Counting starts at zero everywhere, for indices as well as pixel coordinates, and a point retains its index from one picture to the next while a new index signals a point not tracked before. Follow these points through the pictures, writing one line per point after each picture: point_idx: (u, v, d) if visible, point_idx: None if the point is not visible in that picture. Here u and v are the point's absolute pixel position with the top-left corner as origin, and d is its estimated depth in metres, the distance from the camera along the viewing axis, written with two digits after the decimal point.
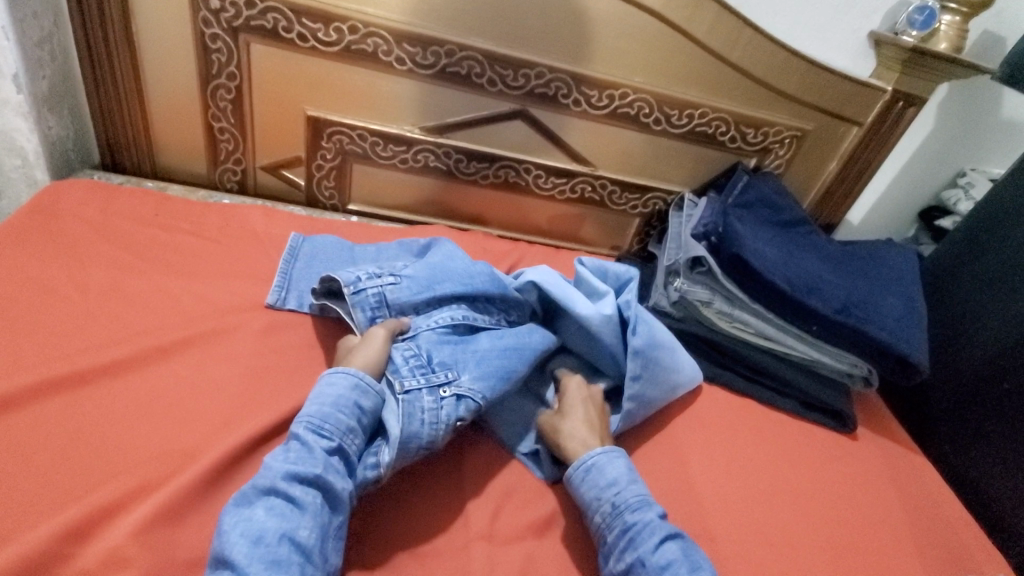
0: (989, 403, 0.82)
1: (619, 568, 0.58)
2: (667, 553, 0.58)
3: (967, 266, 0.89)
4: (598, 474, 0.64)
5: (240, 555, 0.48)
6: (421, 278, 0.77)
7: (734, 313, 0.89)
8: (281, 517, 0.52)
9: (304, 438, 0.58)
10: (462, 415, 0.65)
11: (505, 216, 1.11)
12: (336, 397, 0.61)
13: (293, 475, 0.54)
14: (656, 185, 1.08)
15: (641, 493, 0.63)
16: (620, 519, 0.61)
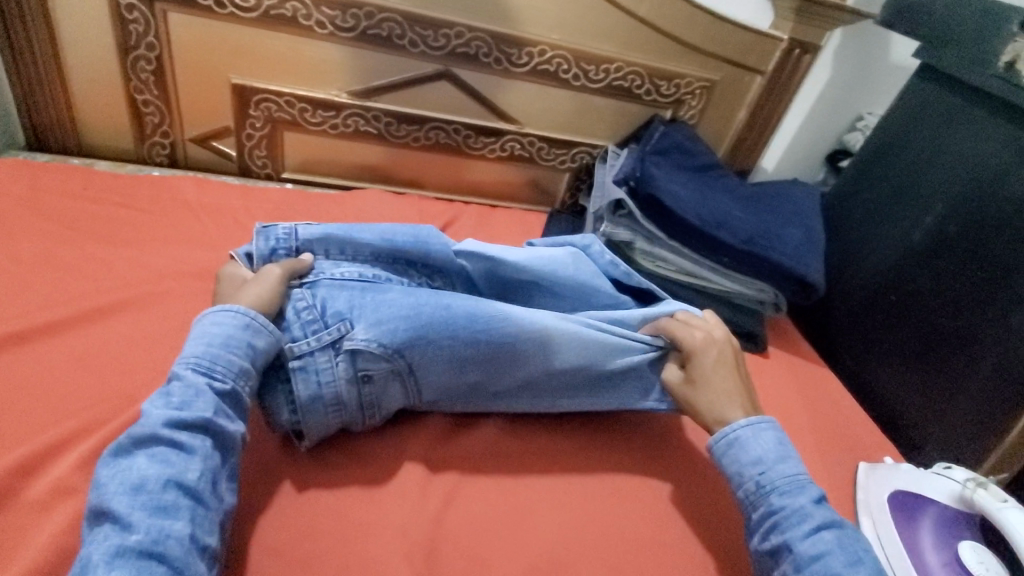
0: (876, 312, 0.92)
1: (765, 547, 0.57)
2: (821, 542, 0.54)
3: (858, 195, 0.98)
4: (743, 450, 0.62)
5: (120, 505, 0.47)
6: (341, 224, 0.72)
7: (653, 251, 0.97)
8: (165, 463, 0.50)
9: (187, 378, 0.54)
10: (363, 368, 0.62)
11: (440, 179, 1.15)
12: (217, 339, 0.57)
13: (175, 422, 0.51)
14: (581, 140, 1.13)
15: (792, 474, 0.59)
16: (767, 499, 0.58)
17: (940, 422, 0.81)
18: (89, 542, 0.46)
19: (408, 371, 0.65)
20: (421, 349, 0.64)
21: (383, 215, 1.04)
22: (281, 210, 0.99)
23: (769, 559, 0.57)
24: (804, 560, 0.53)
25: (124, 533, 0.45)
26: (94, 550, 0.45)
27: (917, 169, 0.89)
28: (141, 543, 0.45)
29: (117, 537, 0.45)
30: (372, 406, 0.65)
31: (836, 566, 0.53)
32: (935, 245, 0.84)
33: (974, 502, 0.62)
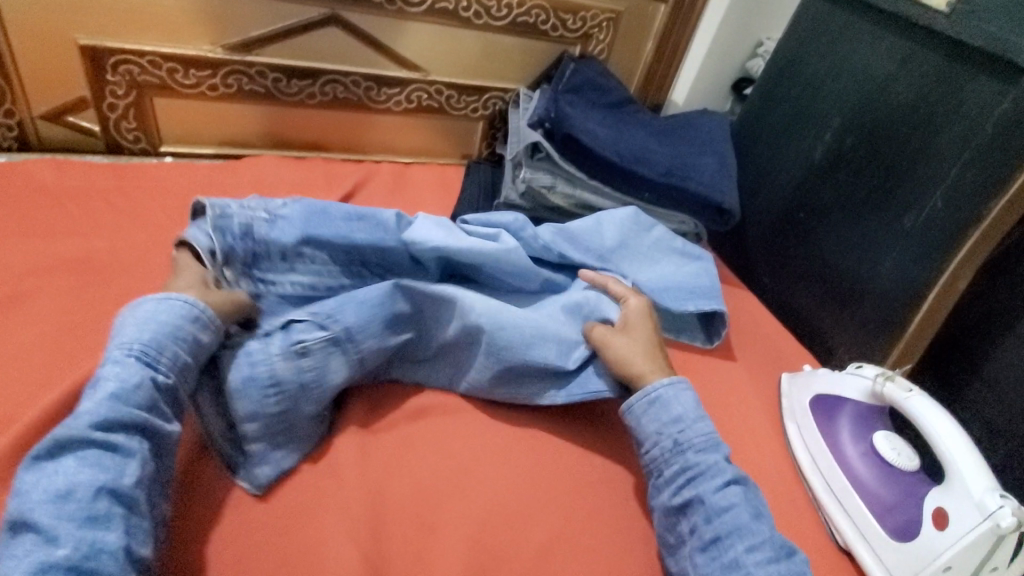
0: (787, 231, 0.96)
1: (675, 502, 0.57)
2: (730, 495, 0.55)
3: (762, 120, 1.01)
4: (664, 409, 0.61)
5: (42, 514, 0.42)
6: (298, 222, 0.67)
7: (576, 193, 0.95)
8: (94, 468, 0.45)
9: (129, 371, 0.50)
10: (297, 338, 0.60)
11: (346, 139, 1.06)
12: (158, 325, 0.53)
13: (107, 424, 0.47)
14: (492, 83, 1.08)
15: (710, 432, 0.60)
16: (681, 457, 0.59)
17: (849, 325, 0.87)
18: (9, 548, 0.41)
19: (347, 339, 0.62)
20: (354, 310, 0.64)
21: (285, 183, 0.95)
22: (166, 189, 0.88)
23: (676, 513, 0.57)
24: (715, 511, 0.55)
25: (51, 547, 0.41)
26: (19, 561, 0.40)
27: (812, 88, 0.92)
28: (76, 556, 0.41)
29: (42, 553, 0.41)
30: (316, 385, 0.60)
31: (740, 517, 0.54)
32: (835, 159, 0.88)
33: (883, 395, 0.66)
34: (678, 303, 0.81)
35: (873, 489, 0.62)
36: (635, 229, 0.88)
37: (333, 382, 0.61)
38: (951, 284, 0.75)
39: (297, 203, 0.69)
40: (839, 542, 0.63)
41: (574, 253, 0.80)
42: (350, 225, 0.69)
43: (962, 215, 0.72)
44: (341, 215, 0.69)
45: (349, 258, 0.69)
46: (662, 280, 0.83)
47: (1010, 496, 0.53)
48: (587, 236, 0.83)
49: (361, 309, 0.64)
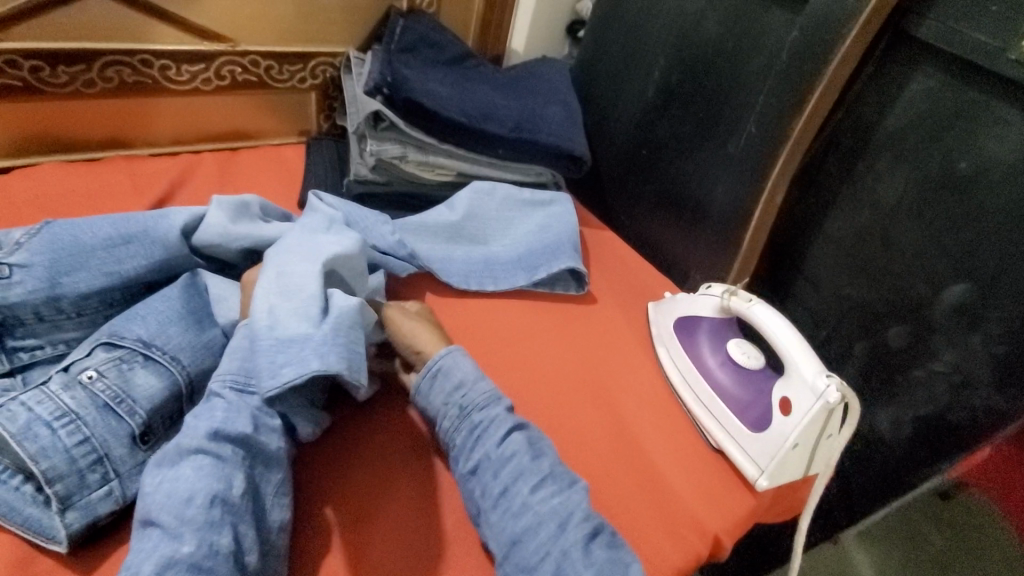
0: (634, 168, 1.01)
1: (467, 467, 0.60)
2: (512, 445, 0.60)
3: (599, 64, 1.05)
4: (446, 380, 0.64)
5: (165, 517, 0.47)
6: (42, 266, 0.58)
7: (429, 159, 0.91)
8: (200, 475, 0.50)
9: (229, 396, 0.56)
10: (85, 368, 0.54)
11: (149, 131, 0.91)
12: (250, 357, 0.59)
13: (215, 432, 0.52)
14: (316, 48, 0.97)
15: (489, 390, 0.64)
16: (467, 421, 0.62)
17: (694, 249, 0.95)
18: (139, 547, 0.46)
19: (145, 347, 0.57)
20: (142, 321, 0.59)
21: (79, 194, 0.80)
22: None
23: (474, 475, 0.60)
24: (500, 460, 0.59)
25: (175, 544, 0.46)
26: (142, 562, 0.45)
27: (638, 29, 0.97)
28: (194, 557, 0.45)
29: (168, 550, 0.45)
30: (123, 402, 0.54)
31: (521, 463, 0.58)
32: (665, 94, 0.93)
33: (730, 309, 0.74)
34: (531, 271, 0.85)
35: (733, 393, 0.71)
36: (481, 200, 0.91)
37: (146, 394, 0.55)
38: (771, 197, 0.83)
39: (33, 243, 0.59)
40: (713, 444, 0.71)
41: (425, 245, 0.83)
42: (115, 253, 0.62)
43: (770, 137, 0.80)
44: (100, 242, 0.61)
45: (128, 288, 0.63)
46: (514, 248, 0.88)
47: (833, 374, 0.63)
48: (434, 224, 0.86)
49: (154, 319, 0.59)
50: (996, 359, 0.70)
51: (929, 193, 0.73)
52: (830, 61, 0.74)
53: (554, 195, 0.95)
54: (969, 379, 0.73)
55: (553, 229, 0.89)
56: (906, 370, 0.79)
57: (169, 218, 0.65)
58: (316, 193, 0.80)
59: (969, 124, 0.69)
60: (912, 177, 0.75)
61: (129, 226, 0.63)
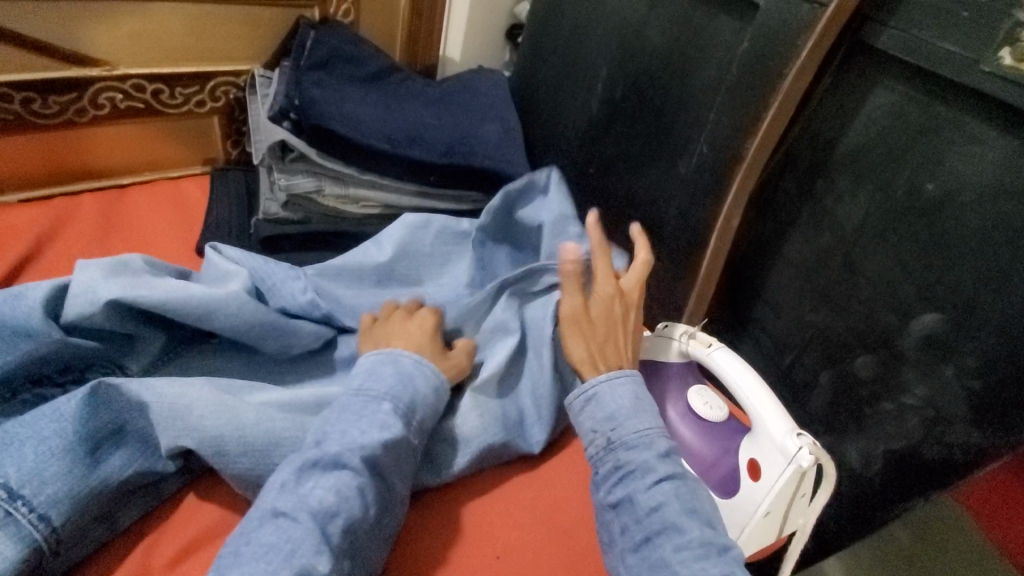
0: (583, 188, 0.92)
1: (609, 500, 0.55)
2: (659, 494, 0.53)
3: (540, 75, 0.96)
4: (600, 406, 0.59)
5: (307, 521, 0.47)
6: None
7: (350, 192, 0.81)
8: (344, 496, 0.49)
9: (397, 428, 0.54)
10: None
11: (23, 174, 0.78)
12: (423, 396, 0.58)
13: (373, 458, 0.52)
14: (213, 67, 0.85)
15: (644, 428, 0.57)
16: (615, 455, 0.56)
17: (649, 278, 0.88)
18: (259, 539, 0.46)
19: (8, 498, 0.44)
20: (13, 455, 0.46)
21: None
22: None
23: (614, 511, 0.55)
24: (644, 511, 0.53)
25: (313, 559, 0.45)
26: (278, 565, 0.44)
27: (578, 37, 0.89)
28: None
29: (306, 563, 0.45)
30: None
31: (670, 516, 0.52)
32: (610, 109, 0.85)
33: (690, 354, 0.66)
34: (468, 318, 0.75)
35: (697, 451, 0.65)
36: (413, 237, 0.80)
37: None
38: (727, 222, 0.76)
39: None
40: None
41: (345, 295, 0.73)
42: None
43: (723, 157, 0.73)
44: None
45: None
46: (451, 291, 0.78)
47: (805, 434, 0.56)
48: (356, 268, 0.76)
49: (28, 449, 0.46)
50: (970, 394, 0.65)
51: (894, 216, 0.67)
52: (783, 74, 0.67)
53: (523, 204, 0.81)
54: (942, 415, 0.68)
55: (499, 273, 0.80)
56: (876, 402, 0.74)
57: (35, 302, 0.53)
58: (215, 246, 0.69)
59: (934, 140, 0.63)
60: (875, 198, 0.69)
61: None
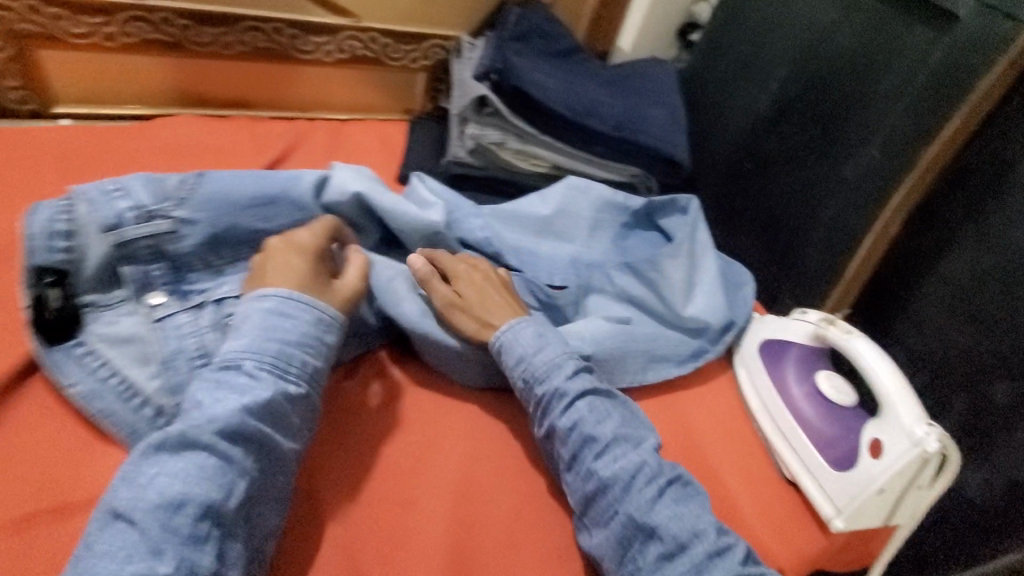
0: (734, 181, 0.98)
1: (541, 432, 0.63)
2: (574, 414, 0.61)
3: (712, 71, 1.02)
4: (509, 354, 0.65)
5: (144, 520, 0.45)
6: (205, 225, 0.63)
7: (527, 149, 0.92)
8: (195, 483, 0.47)
9: (269, 385, 0.53)
10: (229, 310, 0.61)
11: (276, 94, 0.96)
12: (296, 340, 0.55)
13: (229, 432, 0.50)
14: (431, 31, 1.00)
15: (551, 358, 0.64)
16: (533, 393, 0.63)
17: (788, 277, 0.90)
18: (102, 542, 0.44)
19: None
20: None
21: (208, 146, 0.86)
22: (71, 159, 0.77)
23: (549, 440, 0.63)
24: (580, 438, 0.60)
25: (152, 560, 0.44)
26: (116, 571, 0.43)
27: (759, 39, 0.95)
28: (195, 567, 0.45)
29: (141, 567, 0.43)
30: None
31: (586, 430, 0.60)
32: (778, 108, 0.90)
33: (826, 338, 0.71)
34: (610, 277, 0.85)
35: (818, 427, 0.67)
36: (573, 196, 0.90)
37: None
38: (884, 230, 0.80)
39: (194, 198, 0.62)
40: (786, 476, 0.69)
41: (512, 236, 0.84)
42: (265, 213, 0.66)
43: (894, 163, 0.76)
44: (250, 200, 0.65)
45: None
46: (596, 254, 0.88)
47: (935, 424, 0.61)
48: (522, 213, 0.87)
49: None
50: None
51: None
52: (973, 89, 0.71)
53: (689, 198, 0.88)
54: None
55: (638, 249, 0.89)
56: (1010, 429, 0.72)
57: (302, 181, 0.69)
58: (418, 174, 0.84)
59: None
60: None
61: (272, 186, 0.67)
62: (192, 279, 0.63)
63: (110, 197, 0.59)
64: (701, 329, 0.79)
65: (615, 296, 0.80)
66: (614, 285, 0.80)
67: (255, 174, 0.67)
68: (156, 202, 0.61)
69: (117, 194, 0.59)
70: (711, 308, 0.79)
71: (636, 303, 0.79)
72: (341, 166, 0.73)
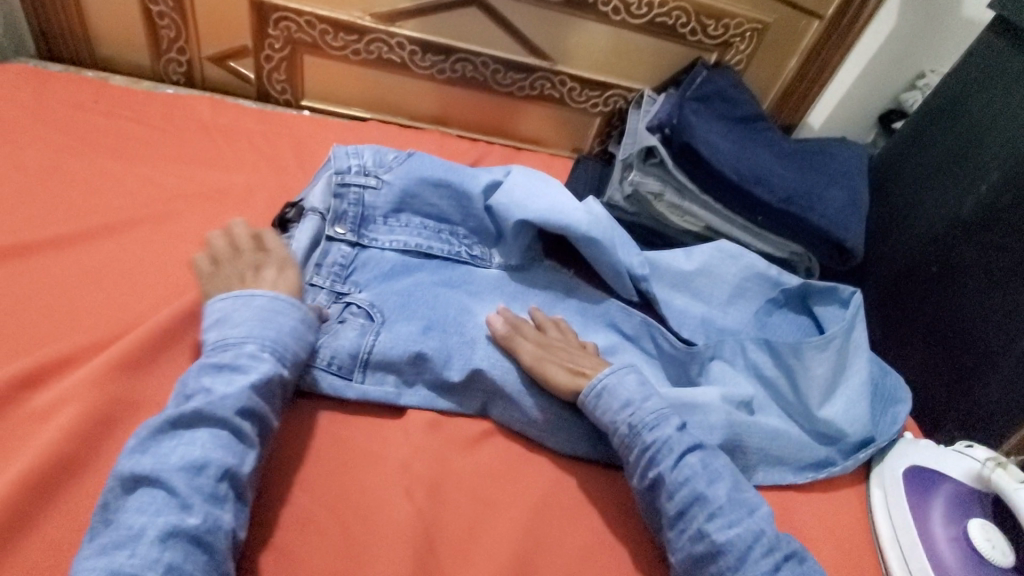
0: (913, 283, 0.88)
1: (645, 484, 0.60)
2: (686, 468, 0.59)
3: (909, 162, 0.93)
4: (613, 398, 0.63)
5: (174, 481, 0.48)
6: (393, 193, 0.79)
7: (683, 206, 0.92)
8: (213, 449, 0.50)
9: (264, 367, 0.56)
10: (343, 316, 0.68)
11: (469, 117, 1.09)
12: (290, 329, 0.60)
13: (244, 410, 0.53)
14: (618, 82, 1.06)
15: (659, 409, 0.62)
16: (640, 439, 0.61)
17: (959, 407, 0.81)
18: (129, 508, 0.46)
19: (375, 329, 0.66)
20: (399, 310, 0.69)
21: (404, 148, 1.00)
22: (302, 140, 0.95)
23: (652, 491, 0.60)
24: (676, 487, 0.58)
25: (181, 513, 0.47)
26: (143, 525, 0.45)
27: (973, 134, 0.84)
28: (199, 528, 0.47)
29: (171, 519, 0.46)
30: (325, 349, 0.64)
31: (697, 487, 0.58)
32: (984, 216, 0.80)
33: (991, 482, 0.63)
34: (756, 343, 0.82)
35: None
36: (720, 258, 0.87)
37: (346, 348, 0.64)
38: None
39: (398, 168, 0.80)
40: None
41: (658, 287, 0.84)
42: (436, 194, 0.80)
43: None
44: (432, 181, 0.80)
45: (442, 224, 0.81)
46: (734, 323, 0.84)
47: None
48: (666, 265, 0.85)
49: (411, 317, 0.68)
50: None
51: None
52: None
53: (855, 290, 0.82)
54: None
55: (782, 330, 0.84)
56: None
57: (478, 179, 0.81)
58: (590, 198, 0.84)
59: None
60: None
61: (453, 177, 0.80)
62: (371, 228, 0.77)
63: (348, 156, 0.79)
64: (833, 437, 0.72)
65: (743, 370, 0.75)
66: (745, 357, 0.76)
67: (452, 167, 0.82)
68: (373, 167, 0.80)
69: (353, 155, 0.79)
70: (853, 417, 0.72)
71: (764, 382, 0.75)
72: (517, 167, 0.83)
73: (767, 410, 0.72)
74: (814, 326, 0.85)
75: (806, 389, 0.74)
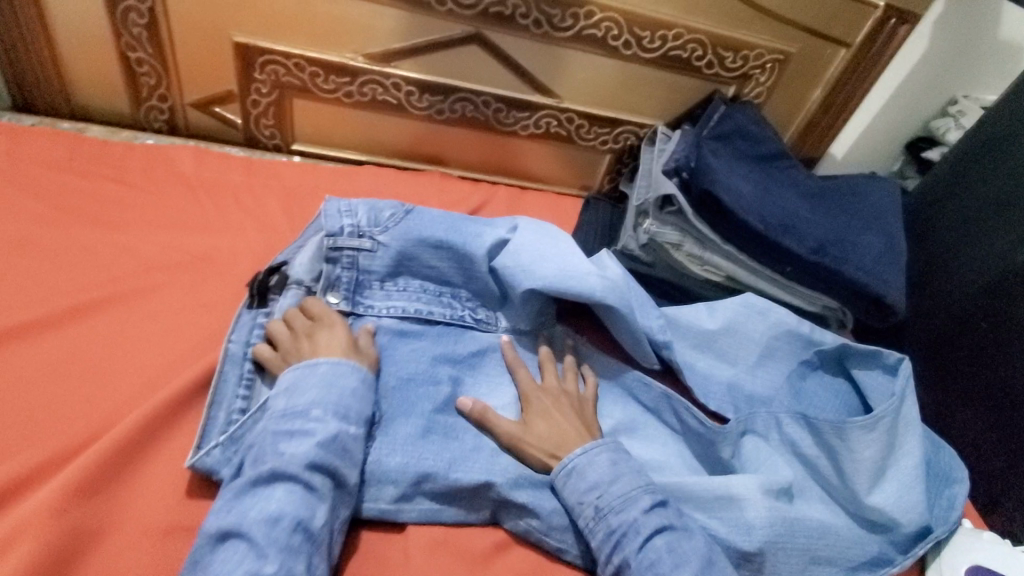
0: (962, 339, 0.81)
1: (608, 572, 0.55)
2: (651, 552, 0.54)
3: (952, 204, 0.86)
4: (581, 478, 0.58)
5: (255, 535, 0.48)
6: (392, 255, 0.71)
7: (704, 256, 0.85)
8: (287, 503, 0.49)
9: (331, 426, 0.54)
10: None
11: (470, 157, 1.02)
12: (352, 390, 0.58)
13: (314, 464, 0.52)
14: (629, 117, 0.99)
15: (626, 490, 0.58)
16: (604, 523, 0.56)
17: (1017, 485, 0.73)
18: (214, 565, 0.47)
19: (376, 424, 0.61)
20: (398, 403, 0.63)
21: (401, 195, 0.94)
22: (293, 191, 0.89)
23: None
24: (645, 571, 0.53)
25: (258, 563, 0.46)
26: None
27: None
28: None
29: (250, 568, 0.46)
30: None
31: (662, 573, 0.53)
32: None
33: None
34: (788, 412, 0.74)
35: None
36: (746, 315, 0.80)
37: None
38: None
39: (395, 228, 0.71)
40: None
41: (680, 350, 0.77)
42: (437, 255, 0.72)
43: None
44: (432, 243, 0.72)
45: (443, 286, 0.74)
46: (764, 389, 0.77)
47: None
48: (688, 325, 0.78)
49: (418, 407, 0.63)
50: None
51: None
52: None
53: (903, 357, 0.74)
54: None
55: (819, 399, 0.76)
56: None
57: (483, 238, 0.72)
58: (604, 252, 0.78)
59: None
60: None
61: (456, 236, 0.72)
62: (367, 295, 0.71)
63: (341, 214, 0.71)
64: (883, 525, 0.65)
65: (780, 447, 0.70)
66: (781, 433, 0.70)
67: (457, 221, 0.74)
68: (368, 225, 0.71)
69: (347, 212, 0.71)
70: (906, 507, 0.64)
71: (802, 461, 0.69)
72: (527, 219, 0.76)
73: (807, 494, 0.67)
74: (853, 391, 0.77)
75: (850, 473, 0.67)
